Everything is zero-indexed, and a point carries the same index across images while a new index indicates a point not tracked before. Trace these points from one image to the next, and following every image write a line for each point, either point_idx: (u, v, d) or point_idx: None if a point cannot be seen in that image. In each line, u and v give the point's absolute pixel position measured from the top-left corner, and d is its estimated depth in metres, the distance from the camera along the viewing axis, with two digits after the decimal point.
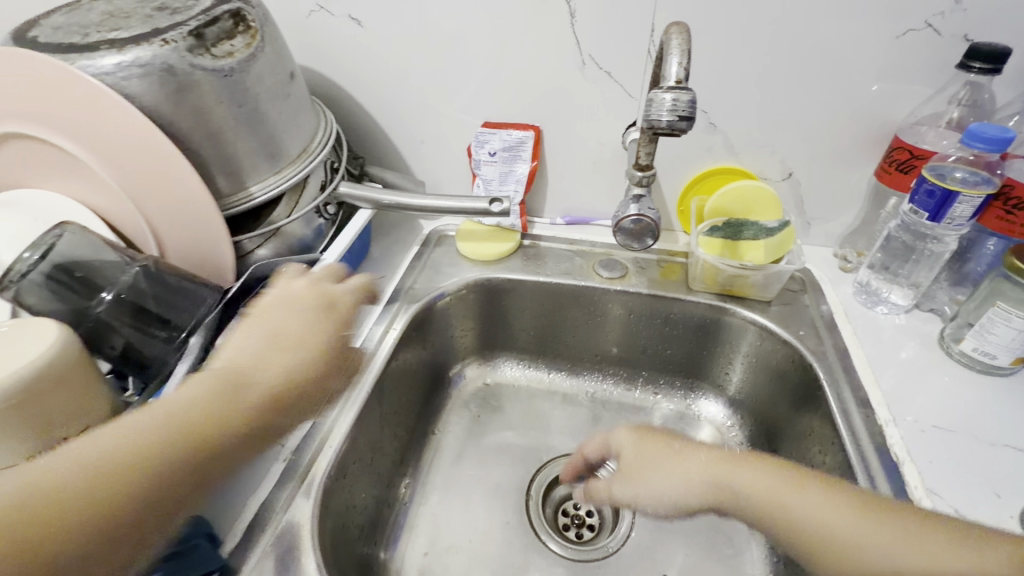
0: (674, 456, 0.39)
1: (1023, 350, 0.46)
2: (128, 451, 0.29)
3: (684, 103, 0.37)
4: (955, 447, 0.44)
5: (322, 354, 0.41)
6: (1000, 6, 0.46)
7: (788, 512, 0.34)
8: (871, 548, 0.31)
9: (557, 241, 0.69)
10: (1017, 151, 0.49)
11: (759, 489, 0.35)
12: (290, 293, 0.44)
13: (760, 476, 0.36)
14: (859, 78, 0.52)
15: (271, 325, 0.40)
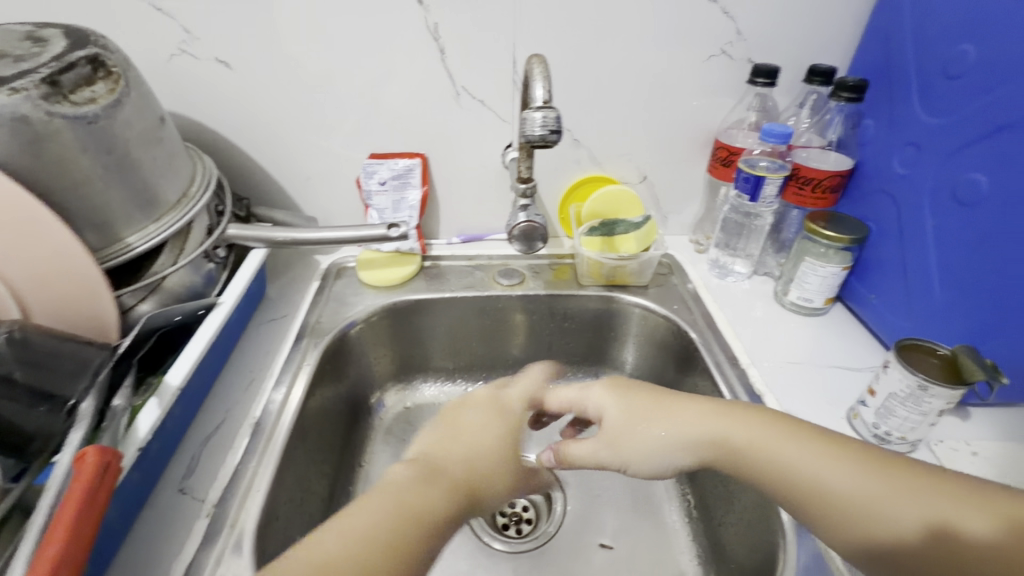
0: (663, 410, 0.42)
1: (829, 291, 0.60)
2: (405, 513, 0.34)
3: (552, 120, 0.43)
4: (798, 375, 0.55)
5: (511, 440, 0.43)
6: (767, 36, 0.60)
7: (683, 425, 0.40)
8: (832, 483, 0.36)
9: (456, 259, 0.72)
10: (798, 142, 0.63)
11: (682, 419, 0.41)
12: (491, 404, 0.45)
13: (687, 408, 0.41)
14: (682, 94, 0.64)
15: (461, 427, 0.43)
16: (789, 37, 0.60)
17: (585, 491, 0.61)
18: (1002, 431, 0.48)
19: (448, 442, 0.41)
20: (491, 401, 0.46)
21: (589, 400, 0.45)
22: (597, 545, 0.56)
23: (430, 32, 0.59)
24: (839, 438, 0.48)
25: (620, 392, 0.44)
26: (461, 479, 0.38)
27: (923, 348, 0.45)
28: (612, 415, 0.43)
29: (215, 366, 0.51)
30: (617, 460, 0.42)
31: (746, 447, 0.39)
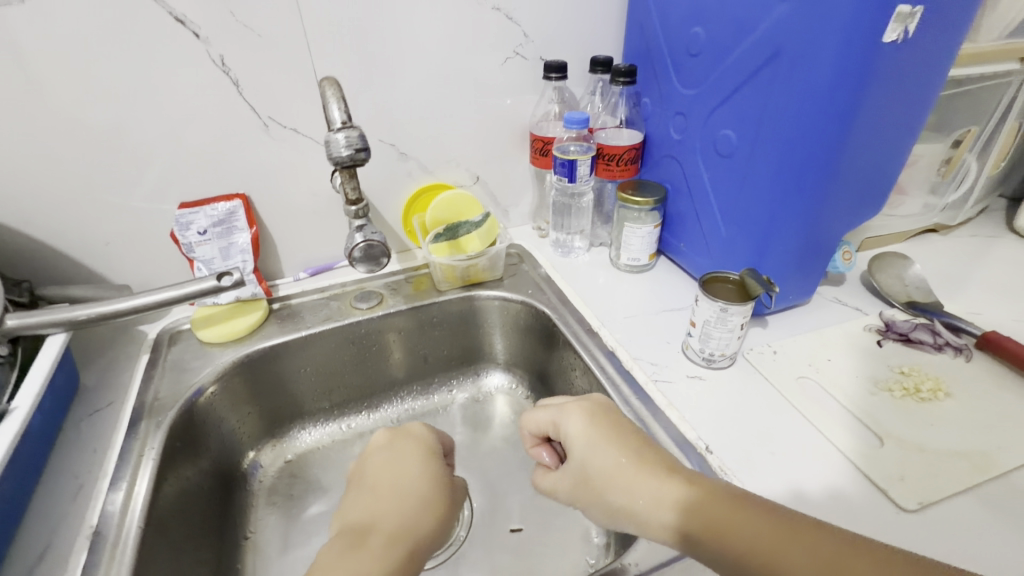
0: (631, 487, 0.38)
1: (651, 247, 0.68)
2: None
3: (356, 138, 0.43)
4: (642, 324, 0.62)
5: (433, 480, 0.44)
6: (550, 36, 0.67)
7: (628, 496, 0.38)
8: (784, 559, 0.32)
9: (307, 294, 0.69)
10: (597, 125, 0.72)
11: (646, 489, 0.38)
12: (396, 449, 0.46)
13: (637, 472, 0.38)
14: (491, 97, 0.69)
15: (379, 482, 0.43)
16: (568, 35, 0.68)
17: (487, 485, 0.62)
18: (791, 329, 0.60)
19: (378, 499, 0.42)
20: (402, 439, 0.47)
21: (566, 425, 0.44)
22: (508, 531, 0.58)
23: (218, 66, 0.55)
24: (681, 368, 0.55)
25: (594, 438, 0.41)
26: (392, 534, 0.39)
27: (721, 278, 0.53)
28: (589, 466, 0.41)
29: (25, 484, 0.43)
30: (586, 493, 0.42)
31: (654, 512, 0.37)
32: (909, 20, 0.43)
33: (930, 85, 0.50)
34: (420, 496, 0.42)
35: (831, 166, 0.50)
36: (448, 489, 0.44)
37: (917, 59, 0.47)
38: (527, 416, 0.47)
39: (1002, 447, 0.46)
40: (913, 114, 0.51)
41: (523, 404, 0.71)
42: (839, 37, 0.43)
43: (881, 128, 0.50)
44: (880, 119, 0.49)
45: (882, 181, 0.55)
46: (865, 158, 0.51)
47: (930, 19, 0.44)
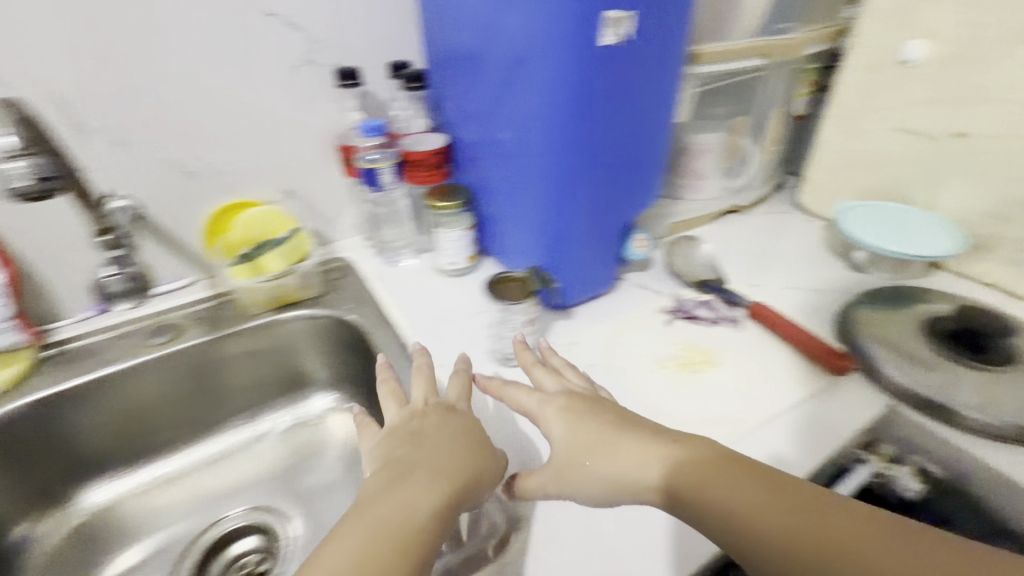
0: (620, 447, 0.38)
1: (466, 249, 0.69)
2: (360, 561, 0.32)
3: (33, 167, 0.46)
4: (455, 327, 0.62)
5: (462, 440, 0.42)
6: (341, 43, 0.65)
7: (621, 471, 0.37)
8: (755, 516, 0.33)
9: (89, 335, 0.62)
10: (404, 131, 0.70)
11: (622, 468, 0.37)
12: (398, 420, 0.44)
13: (721, 480, 0.34)
14: (285, 108, 0.65)
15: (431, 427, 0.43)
16: (363, 41, 0.66)
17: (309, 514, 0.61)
18: (592, 319, 0.63)
19: (415, 445, 0.40)
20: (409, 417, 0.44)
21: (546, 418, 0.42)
22: None
23: None
24: (483, 371, 0.56)
25: (573, 421, 0.41)
26: (429, 492, 0.36)
27: (508, 278, 0.54)
28: (574, 446, 0.39)
29: None
30: (570, 491, 0.39)
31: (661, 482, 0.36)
32: (620, 25, 0.46)
33: (664, 82, 0.54)
34: (450, 453, 0.40)
35: (585, 164, 0.52)
36: (485, 443, 0.42)
37: (643, 60, 0.50)
38: (496, 387, 0.45)
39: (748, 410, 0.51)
40: (654, 108, 0.55)
41: (352, 424, 0.69)
42: (558, 45, 0.45)
43: (625, 125, 0.53)
44: (621, 117, 0.52)
45: (643, 172, 0.59)
46: (617, 153, 0.55)
47: (644, 23, 0.48)
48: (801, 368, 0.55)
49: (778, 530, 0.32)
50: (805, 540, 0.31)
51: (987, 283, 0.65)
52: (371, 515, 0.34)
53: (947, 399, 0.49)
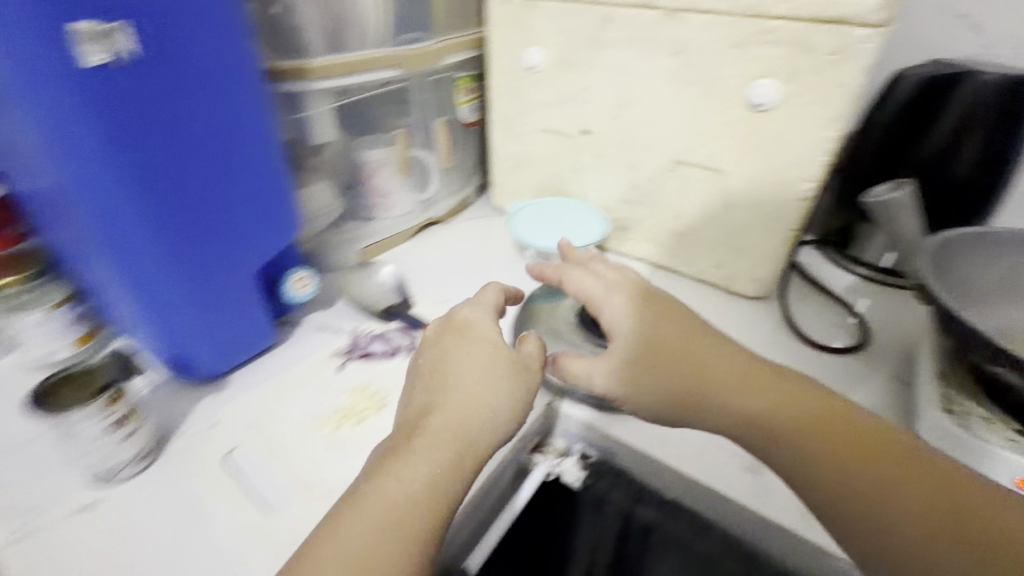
0: (699, 359, 0.43)
1: (65, 334, 0.52)
2: (405, 501, 0.37)
3: None
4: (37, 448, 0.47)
5: (492, 380, 0.44)
6: None
7: (702, 363, 0.42)
8: (808, 455, 0.38)
9: None
10: None
11: (670, 385, 0.42)
12: (467, 320, 0.49)
13: (671, 368, 0.42)
14: None
15: (458, 363, 0.45)
16: None
17: None
18: (250, 385, 0.54)
19: (440, 385, 0.44)
20: (469, 307, 0.50)
21: (608, 303, 0.47)
22: None
23: None
24: (62, 502, 0.43)
25: (642, 313, 0.46)
26: (455, 460, 0.39)
27: (70, 377, 0.42)
28: (652, 339, 0.44)
29: None
30: (628, 395, 0.43)
31: (701, 378, 0.42)
32: (111, 40, 0.37)
33: (246, 104, 0.46)
34: (481, 399, 0.42)
35: (164, 224, 0.44)
36: (514, 374, 0.44)
37: (186, 80, 0.42)
38: (432, 366, 0.46)
39: None
40: (245, 135, 0.47)
41: None
42: (62, 83, 0.36)
43: (198, 156, 0.45)
44: (185, 149, 0.43)
45: (264, 208, 0.51)
46: (200, 191, 0.46)
47: (162, 37, 0.39)
48: None
49: (661, 394, 0.42)
50: (844, 448, 0.37)
51: (638, 258, 0.74)
52: (404, 406, 0.45)
53: None
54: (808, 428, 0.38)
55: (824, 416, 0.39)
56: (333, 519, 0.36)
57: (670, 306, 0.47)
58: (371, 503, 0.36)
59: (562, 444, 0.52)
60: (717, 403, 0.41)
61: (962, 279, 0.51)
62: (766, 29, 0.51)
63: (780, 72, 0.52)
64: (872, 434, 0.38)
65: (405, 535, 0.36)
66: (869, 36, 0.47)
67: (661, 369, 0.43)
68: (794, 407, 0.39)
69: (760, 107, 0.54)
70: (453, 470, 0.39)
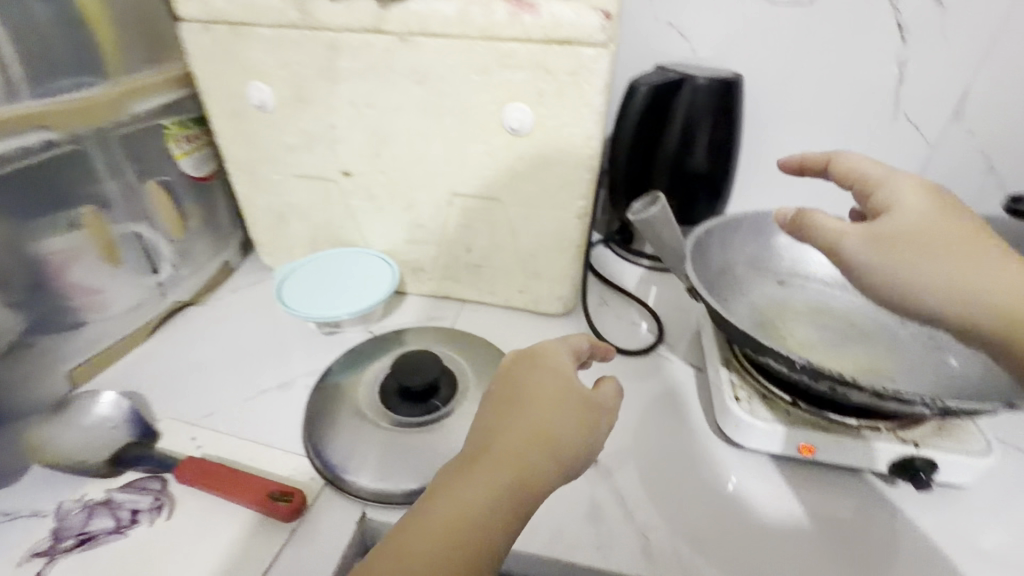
0: (961, 252, 0.35)
1: None
2: (472, 522, 0.33)
3: None
4: None
5: (579, 415, 0.39)
6: None
7: (937, 234, 0.36)
8: (999, 296, 0.34)
9: None
10: None
11: (907, 272, 0.35)
12: (551, 351, 0.42)
13: (921, 256, 0.35)
14: None
15: (535, 393, 0.39)
16: None
17: None
18: None
19: (515, 408, 0.38)
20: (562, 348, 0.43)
21: (821, 220, 0.37)
22: None
23: None
24: None
25: (921, 208, 0.37)
26: (529, 489, 0.35)
27: None
28: (887, 220, 0.37)
29: None
30: (866, 259, 0.36)
31: (941, 244, 0.35)
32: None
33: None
34: (567, 432, 0.38)
35: None
36: (592, 416, 0.39)
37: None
38: (518, 385, 0.40)
39: None
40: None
41: None
42: None
43: None
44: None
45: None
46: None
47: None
48: (250, 535, 0.41)
49: (893, 276, 0.35)
50: None
51: (442, 296, 0.68)
52: (475, 427, 0.39)
53: (401, 483, 0.44)
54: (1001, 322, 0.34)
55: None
56: (395, 543, 0.33)
57: (920, 197, 0.37)
58: (440, 516, 0.33)
59: None
60: (959, 265, 0.35)
61: (717, 275, 0.54)
62: (503, 52, 0.48)
63: (528, 95, 0.50)
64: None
65: (474, 550, 0.33)
66: (598, 55, 0.47)
67: (892, 252, 0.35)
68: (970, 290, 0.34)
69: (519, 132, 0.52)
70: (529, 487, 0.35)
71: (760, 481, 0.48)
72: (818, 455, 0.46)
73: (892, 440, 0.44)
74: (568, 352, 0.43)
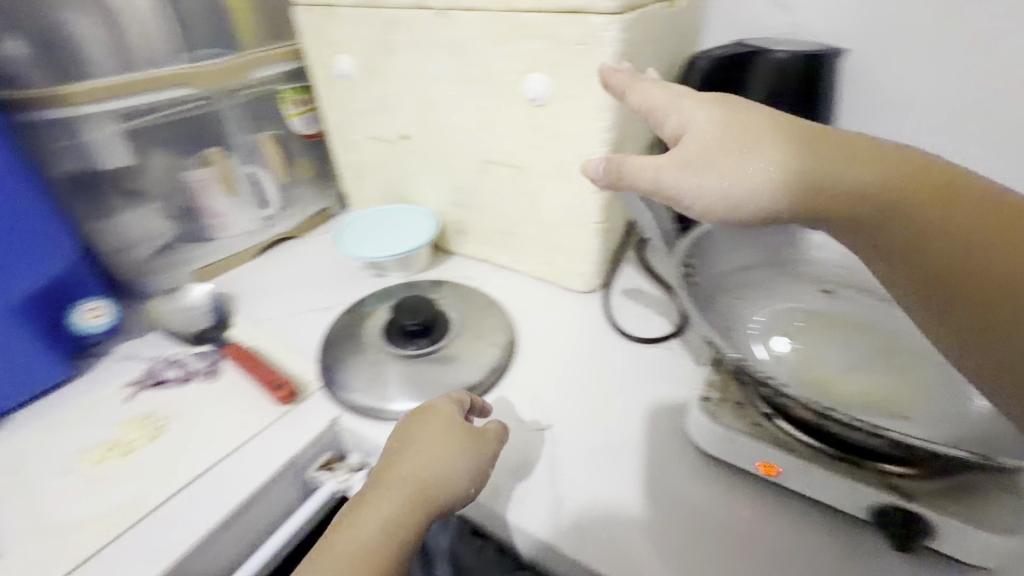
0: (857, 165, 0.35)
1: None
2: (362, 546, 0.36)
3: None
4: None
5: (462, 441, 0.42)
6: None
7: (838, 159, 0.35)
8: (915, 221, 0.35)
9: None
10: None
11: (821, 215, 0.36)
12: (431, 403, 0.46)
13: (827, 198, 0.35)
14: None
15: (421, 434, 0.43)
16: None
17: None
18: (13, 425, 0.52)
19: (405, 445, 0.42)
20: (448, 399, 0.47)
21: (748, 118, 0.37)
22: None
23: None
24: None
25: (805, 141, 0.36)
26: (420, 504, 0.39)
27: None
28: (796, 164, 0.35)
29: None
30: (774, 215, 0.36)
31: (854, 168, 0.35)
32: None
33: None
34: (450, 457, 0.41)
35: None
36: (478, 444, 0.43)
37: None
38: (402, 436, 0.44)
39: (162, 483, 0.45)
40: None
41: None
42: None
43: None
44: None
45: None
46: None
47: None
48: (253, 408, 0.52)
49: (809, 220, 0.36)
50: (960, 219, 0.34)
51: (482, 259, 0.73)
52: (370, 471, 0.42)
53: (368, 400, 0.51)
54: (928, 251, 0.35)
55: (928, 203, 0.35)
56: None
57: (814, 137, 0.36)
58: (334, 547, 0.36)
59: (357, 459, 0.52)
60: (867, 195, 0.35)
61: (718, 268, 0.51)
62: (520, 22, 0.50)
63: (544, 65, 0.51)
64: (971, 206, 0.34)
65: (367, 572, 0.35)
66: (608, 24, 0.46)
67: (800, 194, 0.35)
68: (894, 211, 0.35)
69: (536, 102, 0.54)
70: (421, 505, 0.39)
71: (725, 494, 0.44)
72: (782, 479, 0.41)
73: (874, 483, 0.37)
74: (460, 399, 0.47)
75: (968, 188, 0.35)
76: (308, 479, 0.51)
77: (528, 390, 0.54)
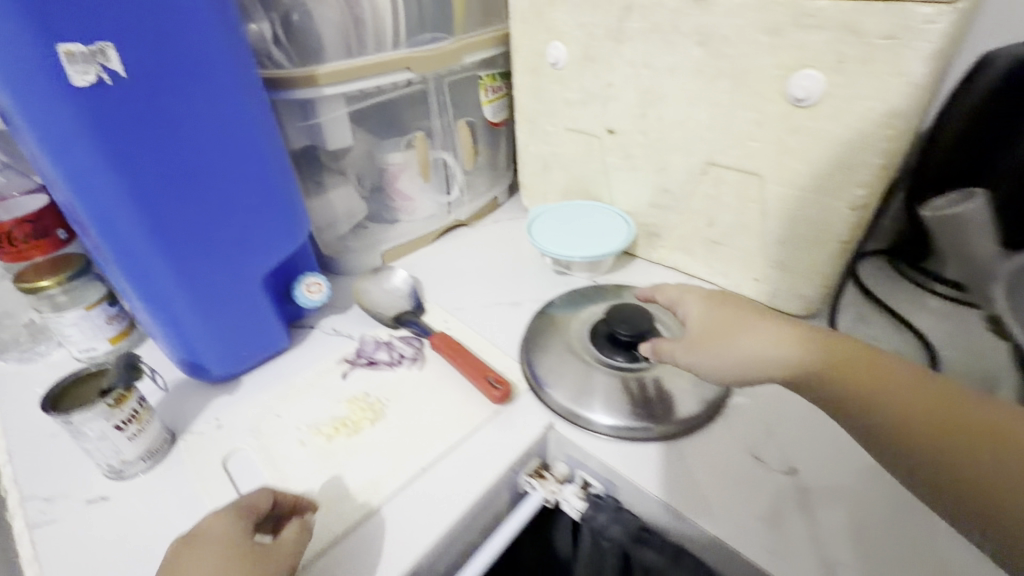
0: (768, 335, 0.40)
1: (105, 330, 0.56)
2: None
3: None
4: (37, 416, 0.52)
5: (259, 550, 0.36)
6: None
7: (749, 334, 0.41)
8: (903, 412, 0.33)
9: None
10: None
11: (761, 358, 0.40)
12: (218, 514, 0.37)
13: (794, 350, 0.39)
14: None
15: (208, 556, 0.34)
16: None
17: None
18: (246, 389, 0.54)
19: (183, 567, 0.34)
20: (224, 518, 0.37)
21: (695, 310, 0.46)
22: None
23: None
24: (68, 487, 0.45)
25: (776, 323, 0.41)
26: None
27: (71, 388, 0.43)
28: (716, 326, 0.44)
29: None
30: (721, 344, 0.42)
31: (782, 359, 0.39)
32: (101, 58, 0.37)
33: (234, 105, 0.45)
34: None
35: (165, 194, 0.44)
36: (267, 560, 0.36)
37: (160, 76, 0.40)
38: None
39: (401, 469, 0.45)
40: (231, 143, 0.46)
41: None
42: (52, 84, 0.36)
43: (194, 154, 0.44)
44: (166, 152, 0.43)
45: (251, 223, 0.50)
46: (199, 197, 0.46)
47: (144, 52, 0.39)
48: (468, 402, 0.51)
49: (758, 362, 0.40)
50: (931, 409, 0.33)
51: (670, 266, 0.68)
52: None
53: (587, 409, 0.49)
54: (887, 401, 0.34)
55: (903, 394, 0.34)
56: None
57: (760, 317, 0.42)
58: None
59: (563, 469, 0.50)
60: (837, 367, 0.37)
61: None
62: (806, 11, 0.44)
63: (826, 60, 0.45)
64: (940, 395, 0.33)
65: None
66: (937, 14, 0.39)
67: (789, 329, 0.40)
68: (869, 393, 0.35)
69: (802, 102, 0.47)
70: None
71: None
72: None
73: None
74: (235, 521, 0.37)
75: (951, 385, 0.34)
76: (518, 482, 0.48)
77: (756, 422, 0.49)
